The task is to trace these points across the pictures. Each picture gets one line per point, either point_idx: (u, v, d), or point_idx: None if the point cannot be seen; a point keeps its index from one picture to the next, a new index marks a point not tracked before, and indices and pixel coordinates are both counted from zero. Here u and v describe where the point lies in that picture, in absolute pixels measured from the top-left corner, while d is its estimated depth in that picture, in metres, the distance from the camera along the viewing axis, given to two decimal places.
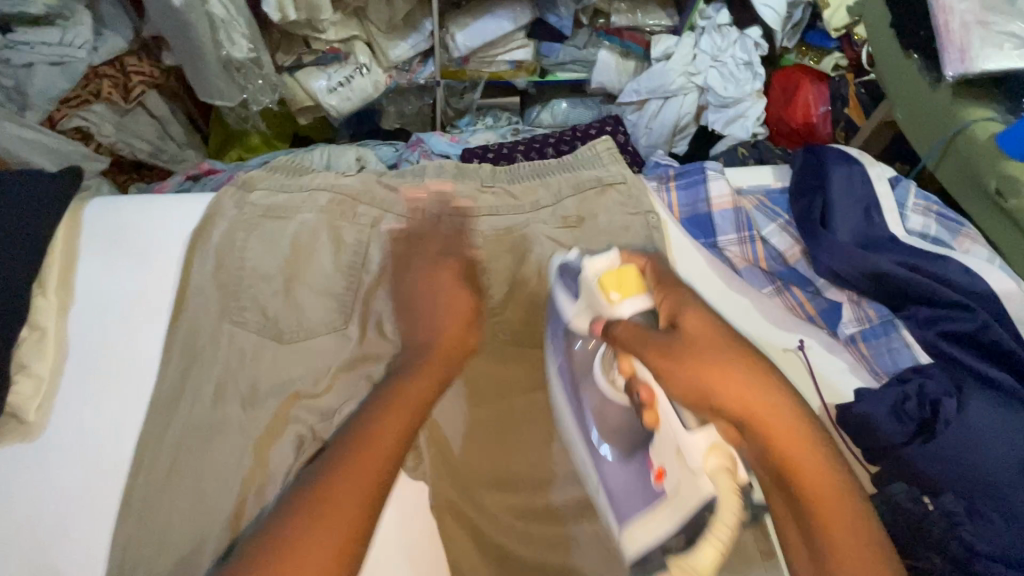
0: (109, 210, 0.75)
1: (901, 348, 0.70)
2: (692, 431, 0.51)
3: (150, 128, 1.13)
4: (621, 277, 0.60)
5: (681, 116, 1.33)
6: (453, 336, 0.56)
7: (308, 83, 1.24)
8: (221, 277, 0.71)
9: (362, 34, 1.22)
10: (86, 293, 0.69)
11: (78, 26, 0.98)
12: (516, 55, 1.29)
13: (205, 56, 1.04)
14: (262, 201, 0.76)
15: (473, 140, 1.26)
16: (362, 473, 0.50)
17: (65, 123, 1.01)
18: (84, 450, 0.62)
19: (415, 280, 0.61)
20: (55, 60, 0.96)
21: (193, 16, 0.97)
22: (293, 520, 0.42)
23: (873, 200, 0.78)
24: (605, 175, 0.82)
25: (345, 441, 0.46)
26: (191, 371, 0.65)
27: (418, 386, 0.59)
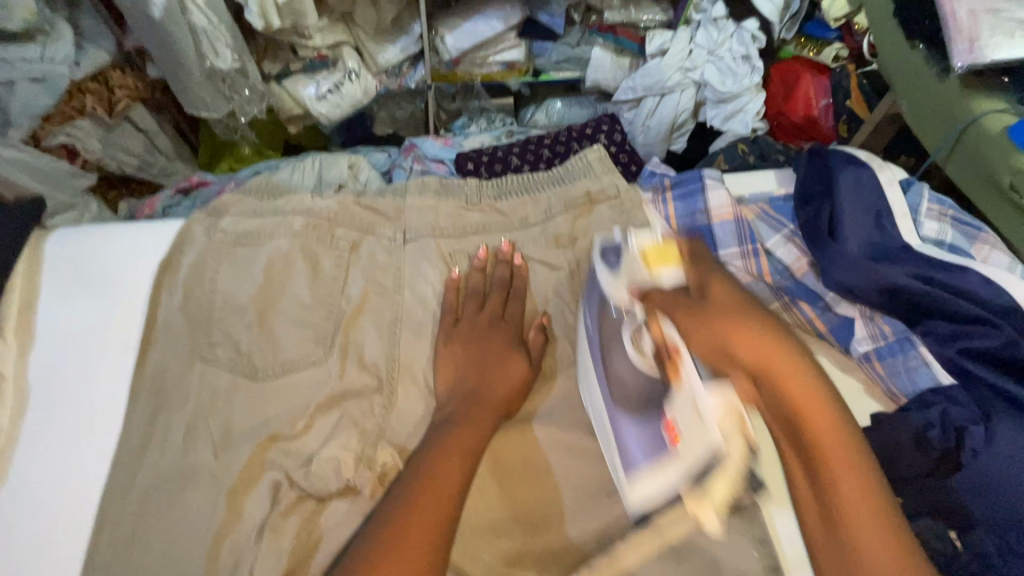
0: (73, 240, 0.71)
1: (921, 368, 0.65)
2: (712, 390, 0.45)
3: (137, 142, 1.09)
4: (661, 250, 0.54)
5: (678, 113, 1.28)
6: (505, 397, 0.63)
7: (298, 92, 1.20)
8: (191, 311, 0.67)
9: (349, 39, 1.18)
10: (46, 333, 0.65)
11: (57, 41, 0.92)
12: (508, 55, 1.24)
13: (188, 67, 0.99)
14: (233, 227, 0.72)
15: (467, 143, 1.23)
16: (430, 529, 0.47)
17: (49, 141, 0.97)
18: (45, 503, 0.57)
19: (468, 342, 0.67)
20: (36, 76, 0.91)
21: (173, 28, 0.92)
22: (379, 553, 0.45)
23: (883, 206, 0.73)
24: (596, 187, 0.77)
25: (412, 487, 0.51)
26: (161, 413, 0.61)
27: (471, 435, 0.57)
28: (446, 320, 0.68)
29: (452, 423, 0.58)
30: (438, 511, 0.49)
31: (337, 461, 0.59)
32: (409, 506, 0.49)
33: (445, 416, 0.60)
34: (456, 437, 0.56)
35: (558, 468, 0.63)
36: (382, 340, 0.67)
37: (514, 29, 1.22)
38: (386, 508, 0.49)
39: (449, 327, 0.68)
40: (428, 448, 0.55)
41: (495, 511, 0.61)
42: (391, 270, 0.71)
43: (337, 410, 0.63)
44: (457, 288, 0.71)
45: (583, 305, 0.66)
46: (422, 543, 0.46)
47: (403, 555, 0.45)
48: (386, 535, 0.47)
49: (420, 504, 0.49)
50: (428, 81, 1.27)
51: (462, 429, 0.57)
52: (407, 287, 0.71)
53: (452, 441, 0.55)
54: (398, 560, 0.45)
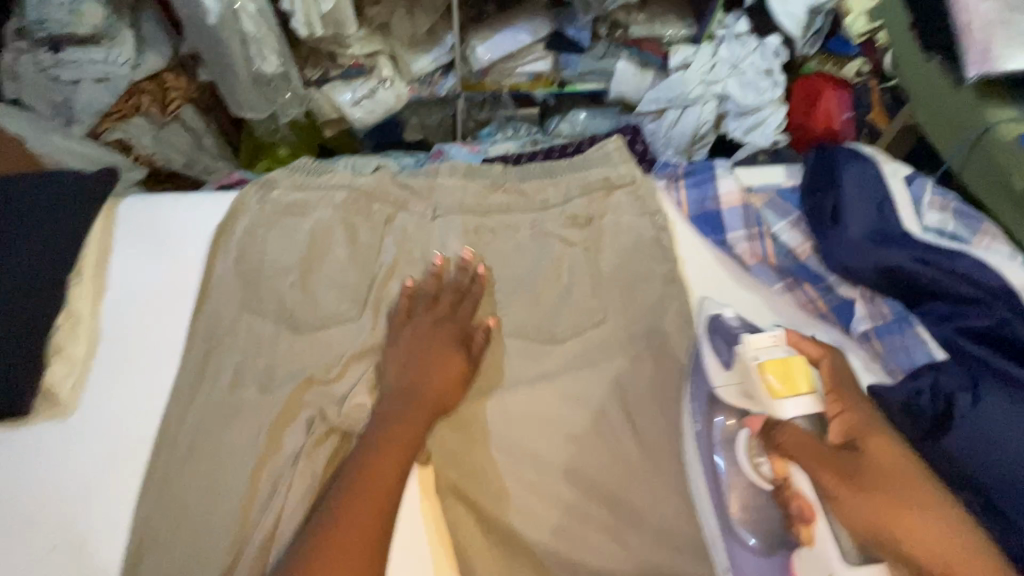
0: (139, 208, 0.79)
1: (917, 345, 0.69)
2: (852, 565, 0.50)
3: (184, 140, 1.24)
4: (793, 373, 0.59)
5: (700, 124, 1.33)
6: (446, 390, 0.65)
7: (334, 97, 1.28)
8: (243, 268, 0.74)
9: (386, 49, 1.27)
10: (116, 283, 0.73)
11: (121, 45, 1.10)
12: (534, 67, 1.33)
13: (237, 71, 1.11)
14: (283, 198, 0.80)
15: (493, 149, 1.32)
16: (369, 534, 0.54)
17: (108, 135, 1.16)
18: (111, 428, 0.64)
19: (415, 338, 0.69)
20: (100, 76, 1.10)
21: (225, 35, 1.04)
22: (311, 559, 0.52)
23: (887, 197, 0.77)
24: (613, 175, 0.83)
25: (349, 485, 0.57)
26: (213, 356, 0.68)
27: (413, 424, 0.62)
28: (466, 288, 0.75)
29: (389, 421, 0.62)
30: (375, 513, 0.55)
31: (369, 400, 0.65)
32: (347, 507, 0.55)
33: (389, 404, 0.64)
34: (393, 436, 0.60)
35: (572, 421, 0.66)
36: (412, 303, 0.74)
37: (542, 41, 1.31)
38: (328, 506, 0.56)
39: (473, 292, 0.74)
40: (370, 438, 0.61)
41: (511, 459, 0.64)
42: (420, 243, 0.78)
43: (368, 361, 0.69)
44: (416, 294, 0.73)
45: (689, 386, 0.65)
46: (363, 545, 0.53)
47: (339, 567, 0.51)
48: (324, 537, 0.53)
49: (360, 500, 0.55)
50: (457, 90, 1.34)
51: (403, 421, 0.62)
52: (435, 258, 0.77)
53: (390, 434, 0.61)
54: (340, 562, 0.51)
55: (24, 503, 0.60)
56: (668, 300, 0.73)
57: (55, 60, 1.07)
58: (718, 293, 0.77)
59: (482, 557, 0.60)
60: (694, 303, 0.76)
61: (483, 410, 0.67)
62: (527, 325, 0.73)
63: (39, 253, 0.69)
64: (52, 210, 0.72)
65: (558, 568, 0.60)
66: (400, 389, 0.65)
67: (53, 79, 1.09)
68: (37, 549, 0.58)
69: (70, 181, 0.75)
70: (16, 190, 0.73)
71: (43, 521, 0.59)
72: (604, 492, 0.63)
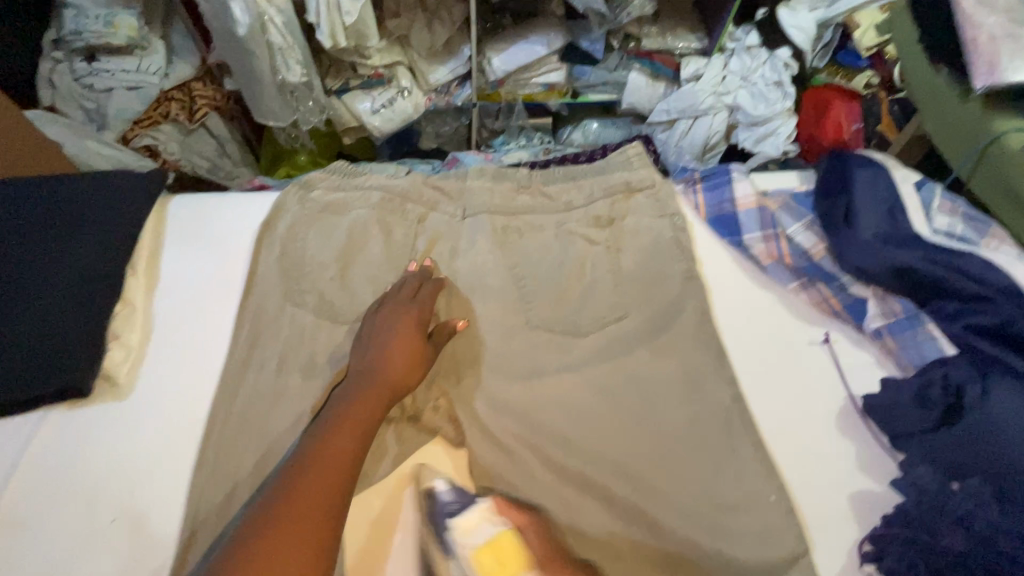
0: (187, 205, 0.85)
1: (928, 341, 0.72)
2: None
3: (209, 146, 1.35)
4: (507, 555, 0.55)
5: (710, 134, 1.38)
6: (403, 373, 0.67)
7: (354, 105, 1.35)
8: (286, 261, 0.78)
9: (404, 60, 1.33)
10: (168, 275, 0.79)
11: (152, 55, 1.22)
12: (549, 78, 1.39)
13: (262, 80, 1.16)
14: (323, 198, 0.84)
15: (507, 157, 1.39)
16: (322, 513, 0.54)
17: (137, 141, 1.25)
18: (165, 409, 0.69)
19: (374, 327, 0.71)
20: (132, 85, 1.21)
21: (252, 44, 1.09)
22: (259, 542, 0.51)
23: (897, 202, 0.81)
24: (634, 178, 0.87)
25: (300, 469, 0.57)
26: (257, 343, 0.72)
27: (368, 407, 0.63)
28: (493, 282, 0.79)
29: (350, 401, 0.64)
30: (329, 487, 0.56)
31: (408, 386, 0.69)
32: (299, 488, 0.55)
33: (349, 387, 0.65)
34: (345, 419, 0.61)
35: (597, 408, 0.70)
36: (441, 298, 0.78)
37: (556, 54, 1.36)
38: (279, 487, 0.55)
39: (502, 288, 0.78)
40: (328, 420, 0.62)
41: (541, 443, 0.68)
42: (450, 241, 0.82)
43: None
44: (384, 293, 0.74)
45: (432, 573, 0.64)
46: (315, 523, 0.53)
47: (288, 547, 0.50)
48: (270, 520, 0.52)
49: (311, 482, 0.55)
50: (474, 99, 1.40)
51: (358, 404, 0.63)
52: (463, 257, 0.81)
53: (347, 415, 0.62)
54: (292, 533, 0.51)
55: (81, 479, 0.64)
56: (686, 298, 0.77)
57: (90, 69, 1.18)
58: (735, 293, 0.81)
59: None
60: (713, 298, 0.81)
61: (513, 398, 0.71)
62: (552, 319, 0.77)
63: (97, 246, 0.74)
64: (107, 207, 0.77)
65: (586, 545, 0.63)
66: (363, 371, 0.66)
67: (87, 87, 1.20)
68: (97, 520, 0.62)
69: (125, 180, 0.81)
70: (75, 185, 0.78)
71: (101, 495, 0.63)
72: (630, 475, 0.66)
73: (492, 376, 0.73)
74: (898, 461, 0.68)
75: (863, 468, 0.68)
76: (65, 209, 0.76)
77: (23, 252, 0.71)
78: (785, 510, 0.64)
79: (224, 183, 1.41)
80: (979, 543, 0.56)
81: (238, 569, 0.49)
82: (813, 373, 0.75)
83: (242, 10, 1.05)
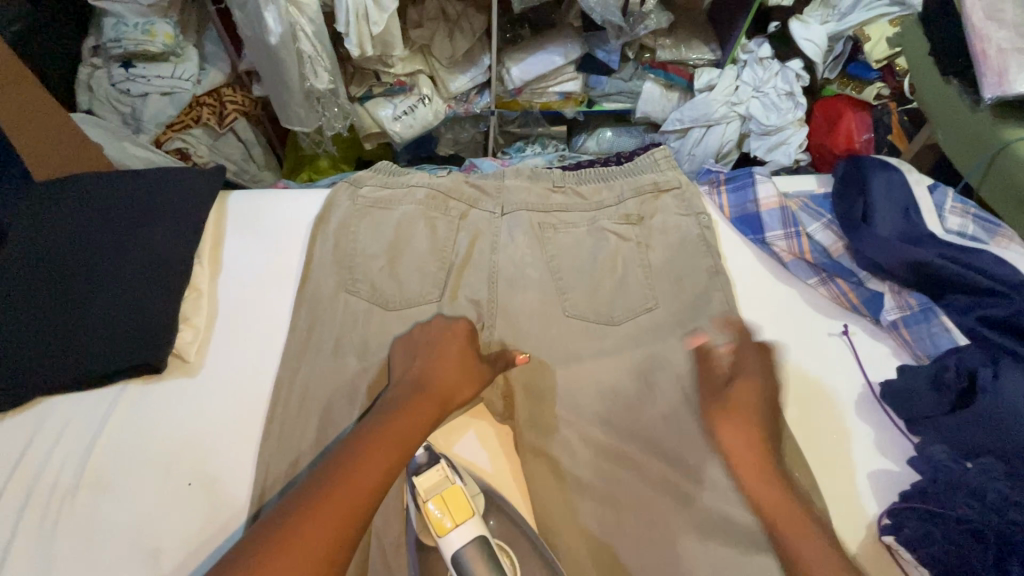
0: (245, 201, 0.92)
1: (941, 332, 0.77)
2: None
3: (236, 150, 1.42)
4: (455, 500, 0.57)
5: (722, 143, 1.45)
6: (450, 395, 0.67)
7: (376, 111, 1.43)
8: (339, 252, 0.84)
9: (425, 69, 1.39)
10: (231, 264, 0.86)
11: (185, 62, 1.29)
12: (566, 87, 1.45)
13: (290, 85, 1.22)
14: (372, 194, 0.90)
15: (523, 164, 1.46)
16: (344, 518, 0.50)
17: (170, 144, 1.32)
18: (231, 387, 0.75)
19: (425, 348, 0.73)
20: (166, 90, 1.28)
21: (285, 53, 1.16)
22: (280, 534, 0.47)
23: (912, 203, 0.86)
24: (661, 179, 0.92)
25: (339, 467, 0.54)
26: (315, 327, 0.78)
27: (415, 418, 0.62)
28: (532, 275, 0.84)
29: (394, 414, 0.62)
30: (360, 491, 0.52)
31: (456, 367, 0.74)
32: (334, 483, 0.52)
33: (389, 404, 0.64)
34: (392, 425, 0.60)
35: (632, 390, 0.75)
36: (483, 287, 0.83)
37: (572, 64, 1.42)
38: (314, 479, 0.53)
39: (540, 280, 0.84)
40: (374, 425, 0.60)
41: (580, 422, 0.73)
42: (490, 237, 0.87)
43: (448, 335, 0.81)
44: (413, 318, 0.79)
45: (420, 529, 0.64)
46: (337, 528, 0.49)
47: (306, 547, 0.47)
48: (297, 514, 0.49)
49: (344, 483, 0.52)
50: (492, 107, 1.49)
51: (407, 414, 0.62)
52: (502, 250, 0.86)
53: (392, 424, 0.60)
54: (313, 533, 0.47)
55: (156, 449, 0.70)
56: (710, 292, 0.82)
57: (127, 75, 1.25)
58: (757, 287, 0.86)
59: (557, 503, 0.69)
60: (737, 292, 0.86)
61: (553, 381, 0.76)
62: (587, 309, 0.81)
63: (166, 237, 0.81)
64: (174, 203, 0.84)
65: (622, 514, 0.69)
66: (416, 383, 0.68)
67: (123, 92, 1.26)
68: (173, 485, 0.68)
69: (188, 179, 0.88)
70: (144, 183, 0.85)
71: (177, 464, 0.69)
72: (664, 450, 0.71)
73: (532, 360, 0.78)
74: (913, 443, 0.73)
75: (880, 450, 0.73)
76: (134, 204, 0.83)
77: (105, 242, 0.78)
78: (809, 486, 0.68)
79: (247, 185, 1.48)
80: (992, 512, 0.59)
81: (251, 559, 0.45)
82: (831, 362, 0.80)
83: (275, 20, 1.11)
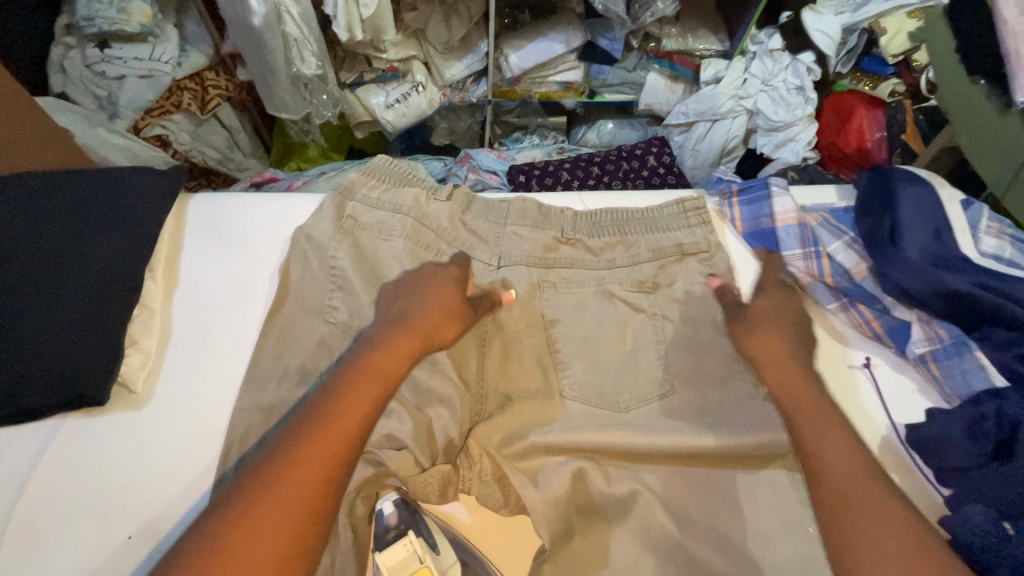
0: (209, 205, 0.83)
1: (975, 370, 0.69)
2: None
3: (221, 138, 1.33)
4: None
5: (728, 139, 1.35)
6: (432, 333, 0.64)
7: (367, 98, 1.33)
8: (311, 270, 0.76)
9: (419, 55, 1.30)
10: (189, 278, 0.77)
11: (165, 43, 1.18)
12: (567, 76, 1.35)
13: (277, 72, 1.13)
14: (361, 215, 0.79)
15: (519, 155, 1.37)
16: (328, 461, 0.50)
17: (148, 130, 1.22)
18: (187, 420, 0.67)
19: (413, 291, 0.68)
20: (144, 73, 1.17)
21: (269, 35, 1.05)
22: (258, 485, 0.47)
23: (944, 222, 0.78)
24: (688, 241, 0.80)
25: (319, 414, 0.53)
26: (282, 357, 0.70)
27: (394, 355, 0.60)
28: (525, 296, 0.76)
29: (369, 352, 0.60)
30: (341, 438, 0.51)
31: (449, 403, 0.69)
32: (315, 429, 0.51)
33: (370, 340, 0.62)
34: (372, 364, 0.58)
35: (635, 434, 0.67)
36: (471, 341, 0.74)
37: (575, 51, 1.32)
38: (294, 427, 0.52)
39: (531, 303, 0.76)
40: (353, 363, 0.58)
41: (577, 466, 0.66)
42: (480, 253, 0.79)
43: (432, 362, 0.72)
44: None
45: None
46: (312, 479, 0.48)
47: (285, 497, 0.47)
48: (279, 465, 0.49)
49: (322, 433, 0.51)
50: (489, 96, 1.38)
51: (388, 350, 0.60)
52: (494, 282, 0.78)
53: (372, 363, 0.58)
54: (292, 482, 0.47)
55: (97, 493, 0.62)
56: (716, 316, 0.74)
57: (103, 56, 1.15)
58: None
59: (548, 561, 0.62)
60: None
61: (546, 419, 0.69)
62: (580, 336, 0.74)
63: (114, 249, 0.72)
64: (128, 207, 0.76)
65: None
66: (398, 319, 0.64)
67: (97, 73, 1.16)
68: (113, 535, 0.60)
69: (145, 180, 0.79)
70: (97, 185, 0.76)
71: (120, 508, 0.62)
72: (669, 500, 0.64)
73: (523, 394, 0.71)
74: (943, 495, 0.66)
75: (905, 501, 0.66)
76: (87, 208, 0.74)
77: (46, 253, 0.69)
78: None
79: (233, 175, 1.39)
80: None
81: (229, 517, 0.46)
82: (852, 398, 0.73)
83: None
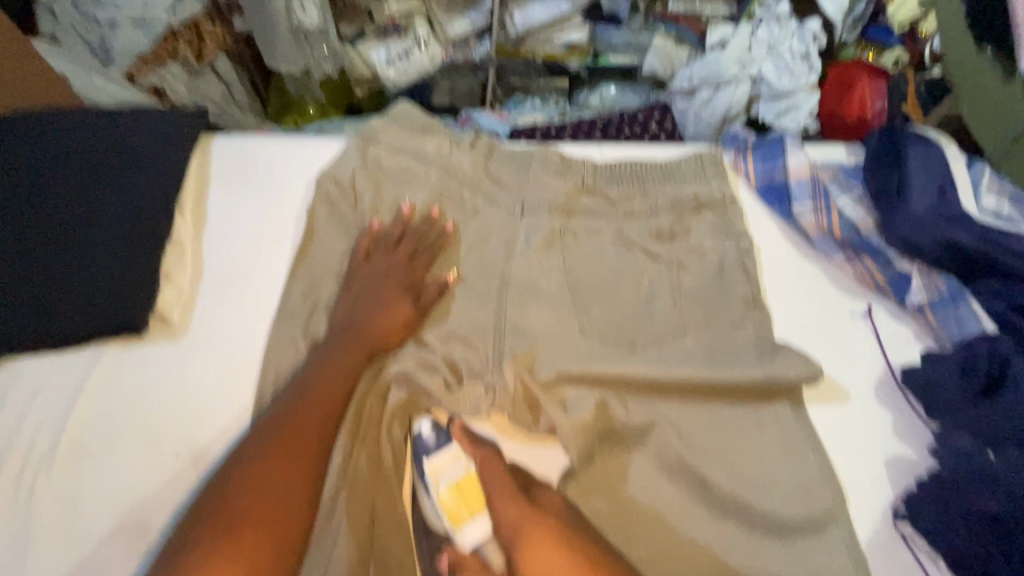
0: (230, 148, 0.83)
1: (969, 316, 0.74)
2: None
3: (216, 89, 1.27)
4: (468, 494, 0.64)
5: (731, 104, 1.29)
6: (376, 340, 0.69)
7: (368, 54, 1.28)
8: (338, 213, 0.78)
9: (422, 10, 1.28)
10: (215, 217, 0.79)
11: None
12: (571, 35, 1.35)
13: (278, 24, 1.11)
14: (384, 159, 0.81)
15: (522, 119, 1.33)
16: (308, 459, 0.60)
17: (143, 80, 1.18)
18: (222, 351, 0.70)
19: (365, 291, 0.72)
20: (137, 18, 1.16)
21: None
22: (247, 486, 0.56)
23: (948, 180, 0.81)
24: (704, 193, 0.82)
25: (285, 422, 0.61)
26: (313, 295, 0.73)
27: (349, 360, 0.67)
28: (546, 242, 0.79)
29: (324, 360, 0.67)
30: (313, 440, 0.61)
31: (475, 340, 0.72)
32: (286, 434, 0.60)
33: (342, 339, 0.69)
34: (331, 372, 0.66)
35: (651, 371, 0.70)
36: (494, 282, 0.76)
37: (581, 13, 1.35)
38: (267, 430, 0.61)
39: (552, 249, 0.79)
40: (314, 369, 0.66)
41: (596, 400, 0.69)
42: (502, 199, 0.81)
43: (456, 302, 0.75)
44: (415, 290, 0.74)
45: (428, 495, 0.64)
46: (298, 473, 0.58)
47: (273, 496, 0.56)
48: (260, 468, 0.58)
49: (292, 440, 0.60)
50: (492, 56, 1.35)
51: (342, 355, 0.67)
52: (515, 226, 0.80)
53: (324, 367, 0.66)
54: (277, 481, 0.57)
55: (140, 418, 0.65)
56: (728, 263, 0.78)
57: None
58: (777, 269, 0.82)
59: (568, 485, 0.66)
60: (763, 271, 0.82)
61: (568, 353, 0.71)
62: (598, 281, 0.77)
63: (141, 189, 0.74)
64: (153, 149, 0.77)
65: (633, 500, 0.65)
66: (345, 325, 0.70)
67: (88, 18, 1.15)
68: (158, 455, 0.63)
69: (165, 122, 0.80)
70: (122, 127, 0.78)
71: (163, 431, 0.64)
72: (683, 431, 0.68)
73: (545, 333, 0.73)
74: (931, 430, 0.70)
75: (898, 435, 0.71)
76: (114, 149, 0.76)
77: (82, 193, 0.73)
78: (824, 468, 0.66)
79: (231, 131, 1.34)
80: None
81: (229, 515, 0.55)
82: (852, 342, 0.76)
83: None
